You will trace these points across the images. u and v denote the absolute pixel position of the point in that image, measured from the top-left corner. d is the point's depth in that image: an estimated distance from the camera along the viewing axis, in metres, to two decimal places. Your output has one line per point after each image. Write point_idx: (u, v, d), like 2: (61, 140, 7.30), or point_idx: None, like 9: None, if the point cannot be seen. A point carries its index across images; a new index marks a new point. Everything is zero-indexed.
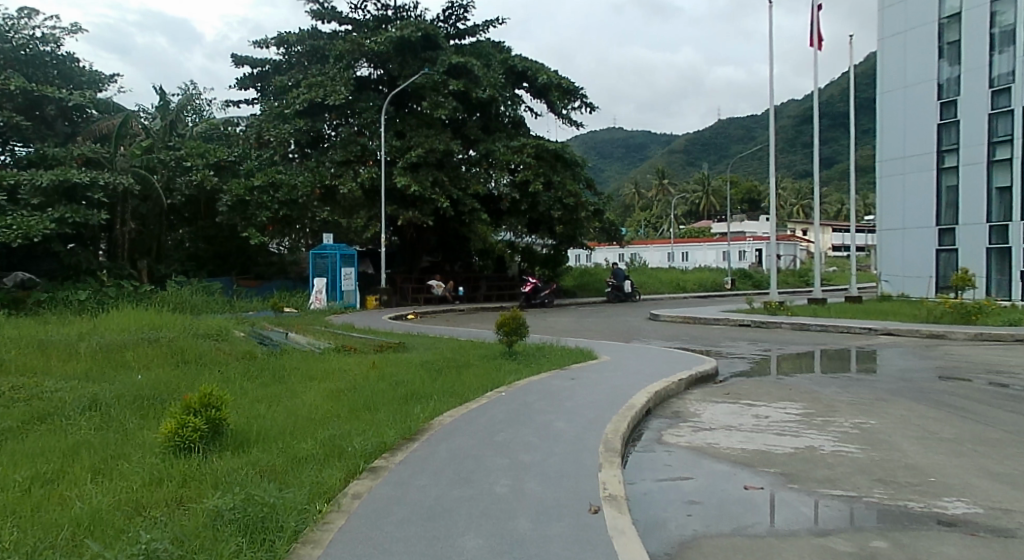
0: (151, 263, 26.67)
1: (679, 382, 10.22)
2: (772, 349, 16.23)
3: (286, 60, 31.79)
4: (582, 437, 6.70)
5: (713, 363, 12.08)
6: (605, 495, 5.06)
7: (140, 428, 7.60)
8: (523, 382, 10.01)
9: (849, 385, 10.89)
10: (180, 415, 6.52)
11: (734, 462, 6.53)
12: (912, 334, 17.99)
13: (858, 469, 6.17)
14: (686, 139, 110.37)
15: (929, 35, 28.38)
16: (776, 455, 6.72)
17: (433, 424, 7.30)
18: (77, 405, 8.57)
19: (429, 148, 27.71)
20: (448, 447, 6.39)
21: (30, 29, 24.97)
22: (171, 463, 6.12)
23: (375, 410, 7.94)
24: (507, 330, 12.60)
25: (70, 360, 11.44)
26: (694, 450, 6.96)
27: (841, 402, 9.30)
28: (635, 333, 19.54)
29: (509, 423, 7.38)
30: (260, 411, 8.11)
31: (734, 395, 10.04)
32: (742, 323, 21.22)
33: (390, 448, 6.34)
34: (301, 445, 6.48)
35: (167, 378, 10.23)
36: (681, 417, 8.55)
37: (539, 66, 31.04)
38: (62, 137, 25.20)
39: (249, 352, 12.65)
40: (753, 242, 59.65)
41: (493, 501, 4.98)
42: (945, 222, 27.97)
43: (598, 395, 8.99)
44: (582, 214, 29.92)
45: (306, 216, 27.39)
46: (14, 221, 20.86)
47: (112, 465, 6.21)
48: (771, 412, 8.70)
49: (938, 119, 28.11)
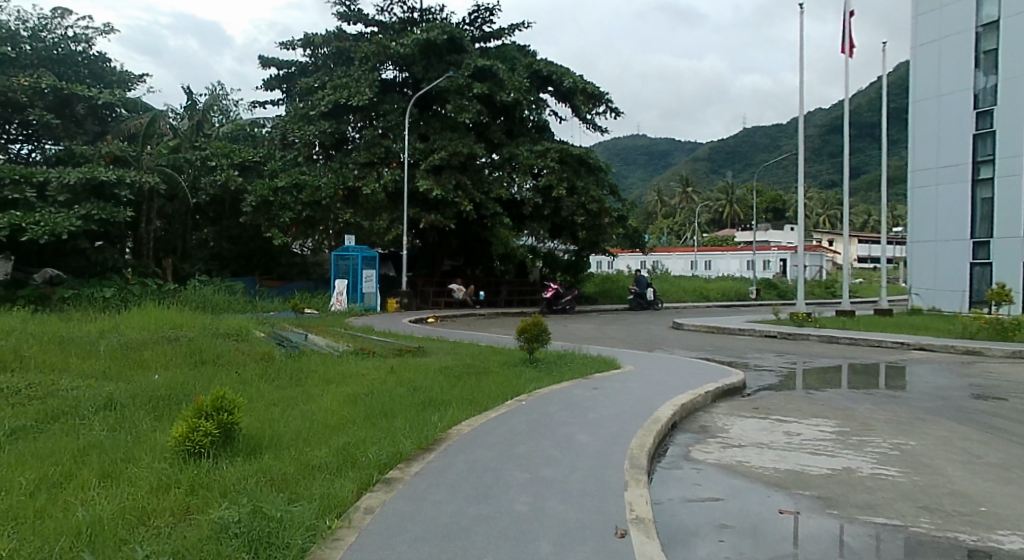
0: (176, 262, 26.79)
1: (706, 395, 9.89)
2: (799, 362, 15.84)
3: (312, 61, 31.80)
4: (607, 452, 6.42)
5: (740, 376, 11.72)
6: (631, 518, 4.76)
7: (153, 430, 7.40)
8: (544, 391, 9.73)
9: (884, 402, 10.51)
10: (191, 418, 6.31)
11: (767, 484, 6.21)
12: (946, 350, 17.50)
13: (901, 495, 5.83)
14: (711, 147, 109.68)
15: (964, 43, 27.81)
16: (811, 477, 6.40)
17: (450, 434, 7.02)
18: (91, 404, 8.40)
19: (453, 151, 27.56)
20: (465, 458, 6.13)
21: (62, 29, 25.12)
22: (180, 468, 5.90)
23: (392, 417, 7.70)
24: (529, 336, 12.31)
25: (88, 358, 11.31)
26: (724, 469, 6.65)
27: (876, 421, 8.95)
28: (658, 341, 19.17)
29: (529, 434, 7.12)
30: (275, 415, 7.88)
31: (763, 409, 9.69)
32: (767, 334, 20.82)
33: (406, 458, 6.08)
34: (313, 453, 6.23)
35: (184, 379, 10.06)
36: (709, 432, 8.23)
37: (565, 70, 30.77)
38: (92, 135, 25.16)
39: (267, 353, 12.47)
40: (778, 251, 59.01)
41: (513, 520, 4.70)
42: (979, 235, 27.31)
43: (622, 406, 8.70)
44: (605, 220, 29.62)
45: (330, 218, 27.12)
46: (42, 218, 20.92)
47: (121, 469, 6.01)
48: (803, 429, 8.37)
49: (973, 130, 27.50)
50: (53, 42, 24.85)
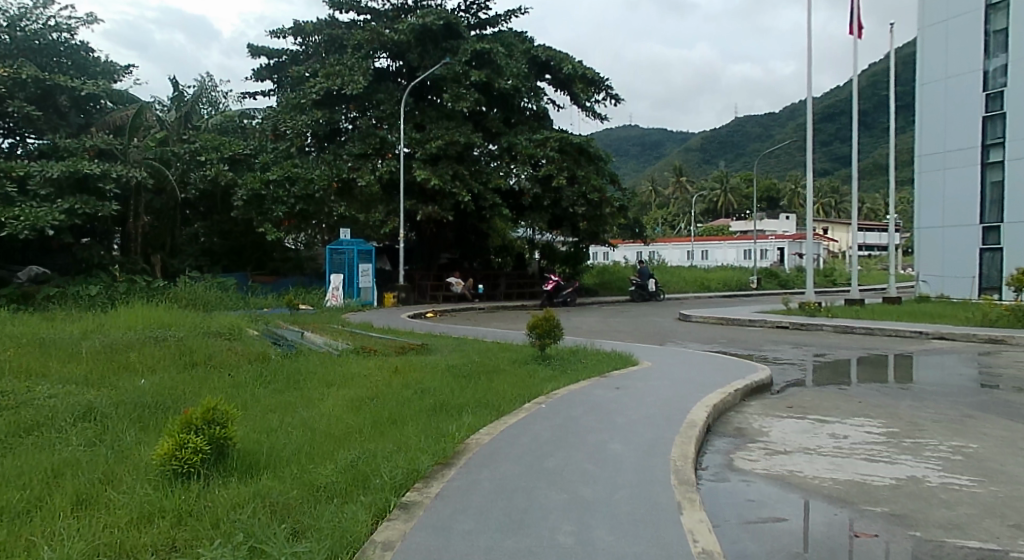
0: (165, 258, 25.82)
1: (735, 393, 9.20)
2: (818, 354, 15.19)
3: (303, 50, 30.93)
4: (648, 464, 5.73)
5: (766, 371, 11.04)
6: (697, 552, 4.08)
7: (136, 445, 6.67)
8: (562, 392, 9.01)
9: (923, 397, 9.90)
10: (178, 433, 5.58)
11: (829, 498, 5.54)
12: (968, 339, 16.87)
13: (985, 511, 5.19)
14: (703, 138, 109.37)
15: (973, 23, 27.15)
16: (877, 489, 5.73)
17: (469, 445, 6.32)
18: (69, 415, 7.65)
19: (450, 140, 26.75)
20: (492, 475, 5.44)
21: (44, 18, 24.20)
22: (166, 492, 5.18)
23: (401, 427, 6.97)
24: (540, 332, 11.60)
25: (69, 361, 10.56)
26: (776, 481, 5.96)
27: (925, 420, 8.26)
28: (668, 334, 18.46)
29: (556, 443, 6.42)
30: (272, 426, 7.16)
31: (798, 409, 9.01)
32: (779, 325, 20.20)
33: (423, 477, 5.37)
34: (318, 471, 5.53)
35: (173, 383, 9.33)
36: (747, 436, 7.54)
37: (564, 56, 29.93)
38: (76, 128, 24.33)
39: (263, 353, 11.74)
40: (775, 240, 58.65)
41: (559, 556, 4.01)
42: (990, 220, 26.67)
43: (651, 409, 7.99)
44: (606, 210, 28.84)
45: (324, 211, 26.24)
46: (22, 212, 20.06)
47: (97, 495, 5.29)
48: (849, 431, 7.72)
49: (982, 112, 26.86)
50: (33, 31, 23.86)
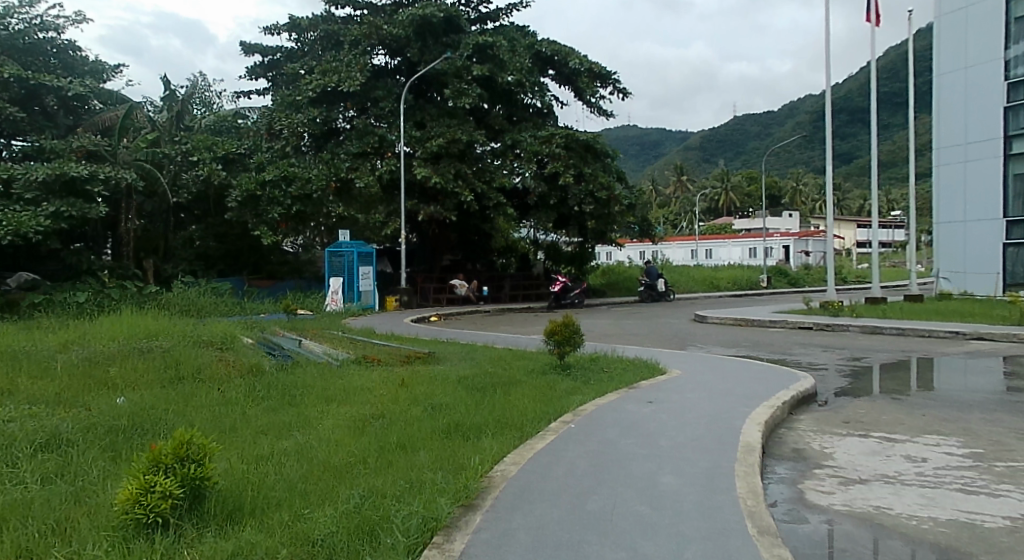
0: (157, 262, 24.85)
1: (784, 407, 8.18)
2: (851, 357, 14.21)
3: (299, 46, 29.84)
4: (717, 507, 4.74)
5: (810, 380, 9.96)
6: None
7: (101, 482, 5.65)
8: (590, 408, 7.99)
9: (992, 408, 8.89)
10: (144, 473, 4.57)
11: (937, 546, 4.55)
12: (1007, 339, 15.85)
13: None
14: (703, 137, 108.58)
15: (993, 11, 26.14)
16: (995, 533, 4.73)
17: (494, 481, 5.28)
18: (28, 446, 6.60)
19: (451, 138, 25.74)
20: (527, 524, 4.44)
21: (28, 16, 23.14)
22: (124, 551, 4.18)
23: (409, 458, 5.92)
24: (558, 338, 10.58)
25: (41, 378, 9.53)
26: (865, 521, 4.98)
27: (1009, 438, 7.24)
28: (687, 336, 17.50)
29: (596, 476, 5.43)
30: (263, 456, 6.12)
31: (857, 424, 7.98)
32: (802, 326, 19.19)
33: (441, 529, 4.36)
34: (313, 519, 4.54)
35: (155, 402, 8.30)
36: (811, 460, 6.53)
37: (569, 50, 28.93)
38: (64, 129, 23.30)
39: (255, 365, 10.71)
40: (780, 238, 57.87)
41: None
42: (1014, 213, 25.66)
43: (698, 427, 6.99)
44: (615, 208, 27.78)
45: (322, 213, 25.00)
46: (5, 216, 19.01)
47: (40, 553, 4.29)
48: (929, 452, 6.70)
49: (1005, 102, 25.89)
50: (18, 30, 22.89)
